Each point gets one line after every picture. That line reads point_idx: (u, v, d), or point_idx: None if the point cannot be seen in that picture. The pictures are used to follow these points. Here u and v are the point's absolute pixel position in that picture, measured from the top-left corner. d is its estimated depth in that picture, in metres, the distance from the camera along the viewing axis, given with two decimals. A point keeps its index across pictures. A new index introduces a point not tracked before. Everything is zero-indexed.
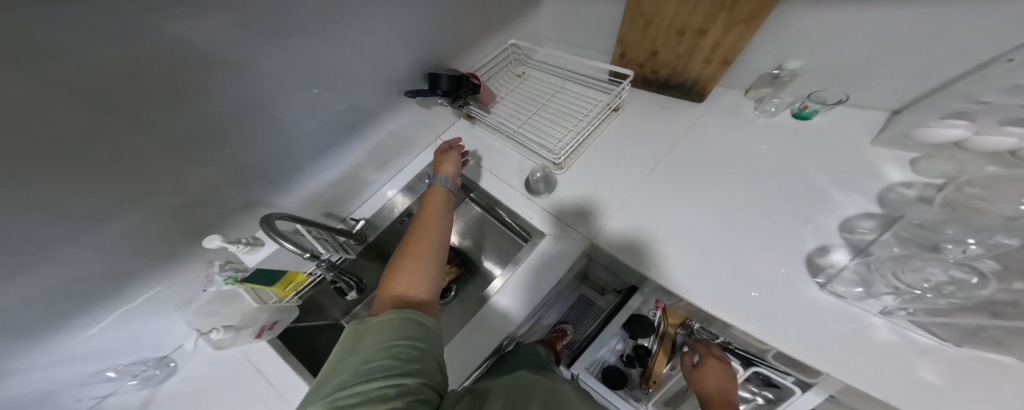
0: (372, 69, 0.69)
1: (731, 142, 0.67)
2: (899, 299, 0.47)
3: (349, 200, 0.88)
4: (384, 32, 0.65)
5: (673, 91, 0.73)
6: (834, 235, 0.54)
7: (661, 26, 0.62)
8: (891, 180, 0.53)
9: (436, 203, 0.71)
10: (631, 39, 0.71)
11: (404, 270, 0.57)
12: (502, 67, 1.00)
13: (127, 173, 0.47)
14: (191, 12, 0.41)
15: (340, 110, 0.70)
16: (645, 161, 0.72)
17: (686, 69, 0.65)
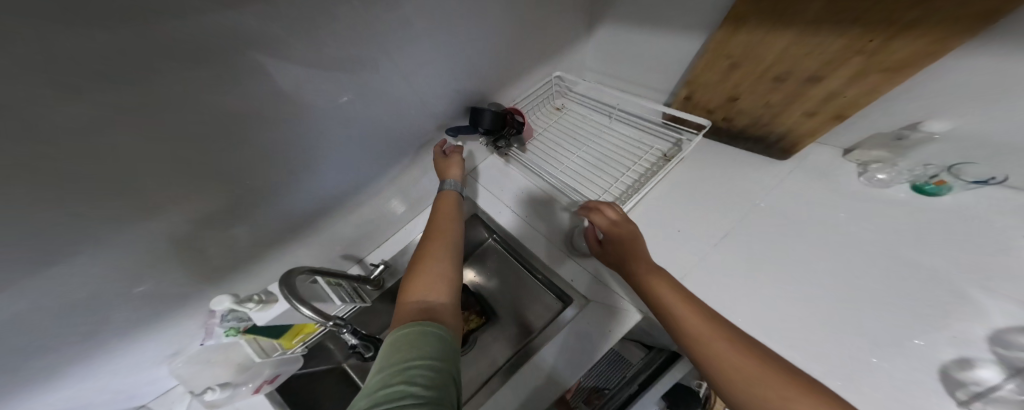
0: (412, 110, 0.62)
1: (822, 208, 0.57)
2: None
3: (370, 240, 0.80)
4: (430, 72, 0.58)
5: (748, 145, 0.65)
6: (979, 347, 0.40)
7: (752, 70, 0.53)
8: None
9: (448, 205, 0.65)
10: (706, 81, 0.62)
11: (421, 275, 0.49)
12: (542, 99, 0.92)
13: (127, 229, 0.40)
14: (234, 66, 0.34)
15: (372, 151, 0.63)
16: (711, 226, 0.61)
17: (772, 123, 0.56)
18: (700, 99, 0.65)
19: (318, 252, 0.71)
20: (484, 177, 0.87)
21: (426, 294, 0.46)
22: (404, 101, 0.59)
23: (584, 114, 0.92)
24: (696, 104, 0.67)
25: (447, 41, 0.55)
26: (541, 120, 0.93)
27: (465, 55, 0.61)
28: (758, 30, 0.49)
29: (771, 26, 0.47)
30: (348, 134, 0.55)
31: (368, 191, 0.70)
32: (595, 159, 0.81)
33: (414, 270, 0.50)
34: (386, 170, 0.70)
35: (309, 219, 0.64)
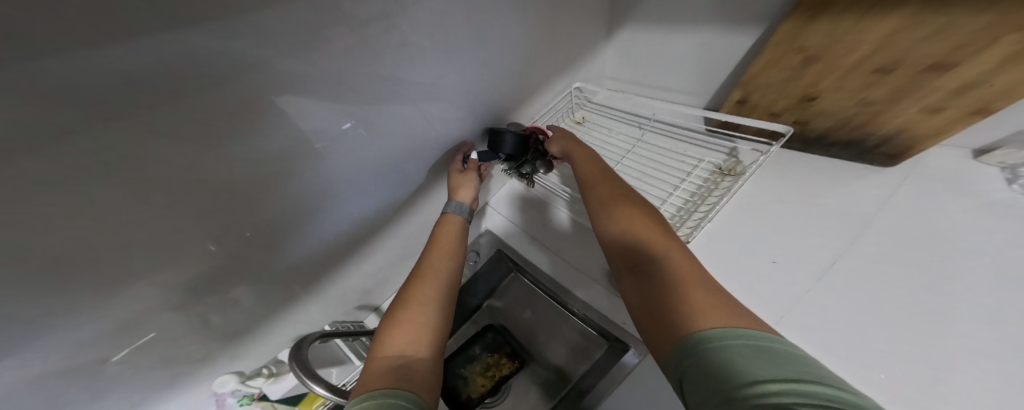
0: (425, 144, 0.57)
1: (916, 227, 0.49)
2: None
3: (386, 285, 0.76)
4: (443, 104, 0.53)
5: (832, 148, 0.54)
6: None
7: (840, 63, 0.43)
8: None
9: (445, 236, 0.59)
10: (767, 81, 0.52)
11: (404, 320, 0.43)
12: (563, 115, 0.85)
13: (119, 310, 0.35)
14: (233, 112, 0.28)
15: (387, 192, 0.58)
16: (797, 252, 0.54)
17: (873, 123, 0.46)
18: (757, 102, 0.56)
19: (334, 303, 0.66)
20: (511, 210, 0.85)
21: (402, 347, 0.39)
22: (417, 137, 0.54)
23: (611, 126, 0.82)
24: (754, 108, 0.57)
25: (463, 68, 0.50)
26: None
27: (480, 82, 0.56)
28: (848, 16, 0.40)
29: (871, 8, 0.37)
30: (359, 179, 0.50)
31: (384, 235, 0.65)
32: (634, 176, 0.72)
33: (395, 315, 0.44)
34: (401, 212, 0.65)
35: (323, 272, 0.59)
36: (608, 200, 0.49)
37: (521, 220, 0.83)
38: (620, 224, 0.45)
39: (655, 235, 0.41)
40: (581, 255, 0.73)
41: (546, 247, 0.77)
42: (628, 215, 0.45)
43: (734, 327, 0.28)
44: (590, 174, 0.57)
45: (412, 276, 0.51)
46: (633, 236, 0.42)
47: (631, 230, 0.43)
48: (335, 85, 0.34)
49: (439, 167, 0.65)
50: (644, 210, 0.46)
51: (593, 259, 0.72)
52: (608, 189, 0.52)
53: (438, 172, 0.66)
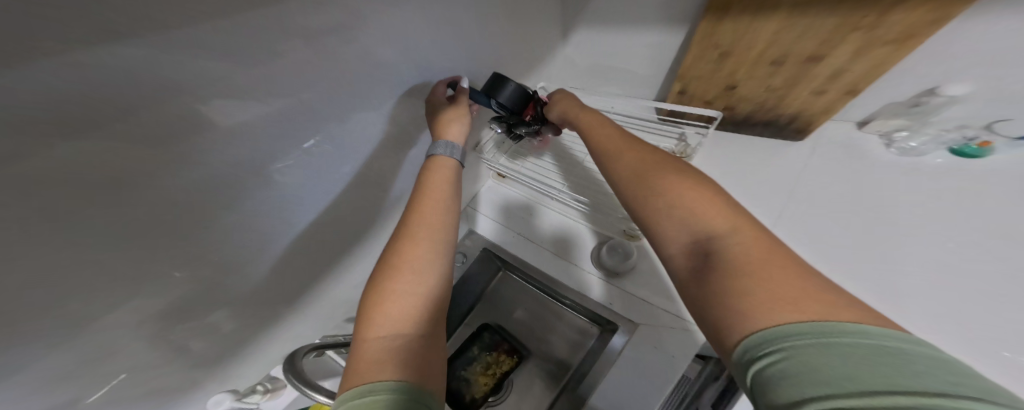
0: (391, 150, 0.58)
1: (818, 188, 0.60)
2: None
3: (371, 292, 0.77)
4: (405, 109, 0.55)
5: (755, 128, 0.62)
6: None
7: (746, 56, 0.50)
8: None
9: (435, 187, 0.48)
10: (698, 72, 0.58)
11: (393, 291, 0.37)
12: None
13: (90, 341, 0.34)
14: (179, 124, 0.30)
15: (360, 198, 0.59)
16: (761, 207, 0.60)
17: (781, 105, 0.54)
18: (694, 93, 0.62)
19: (319, 312, 0.67)
20: (489, 208, 0.88)
21: (396, 327, 0.34)
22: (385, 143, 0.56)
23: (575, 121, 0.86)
24: (693, 97, 0.63)
25: (422, 72, 0.52)
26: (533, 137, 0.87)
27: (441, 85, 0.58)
28: (750, 14, 0.44)
29: (759, 11, 0.43)
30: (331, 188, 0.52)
31: (363, 242, 0.66)
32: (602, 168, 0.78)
33: (383, 286, 0.37)
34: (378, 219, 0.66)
35: (306, 282, 0.59)
36: (638, 169, 0.40)
37: (503, 217, 0.86)
38: (655, 198, 0.35)
39: (713, 214, 0.31)
40: (563, 247, 0.79)
41: (536, 241, 0.82)
42: (667, 182, 0.36)
43: (830, 320, 0.20)
44: (615, 145, 0.46)
45: (399, 237, 0.43)
46: (679, 210, 0.33)
47: (675, 212, 0.33)
48: (291, 93, 0.37)
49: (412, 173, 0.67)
50: (692, 179, 0.36)
51: (575, 249, 0.78)
52: (637, 158, 0.42)
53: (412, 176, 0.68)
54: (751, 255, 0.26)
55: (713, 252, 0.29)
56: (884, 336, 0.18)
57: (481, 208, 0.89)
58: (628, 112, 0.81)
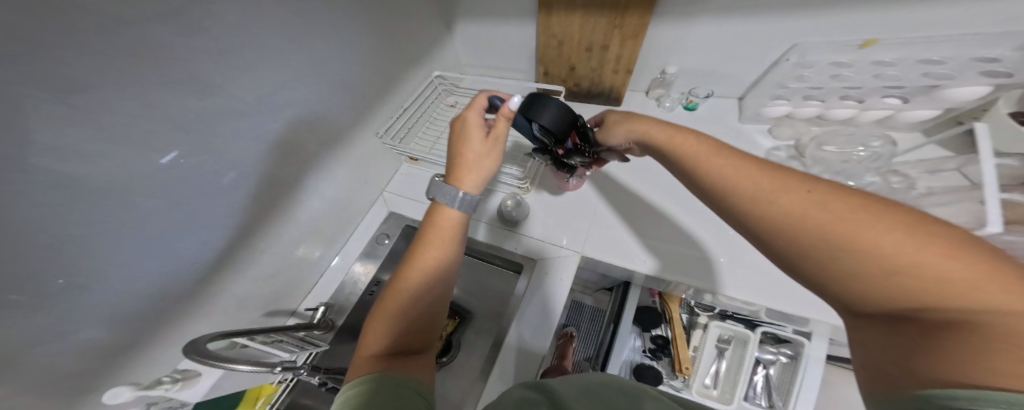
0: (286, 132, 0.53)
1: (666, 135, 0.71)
2: None
3: (297, 285, 0.67)
4: (283, 85, 0.50)
5: (595, 100, 0.78)
6: None
7: (572, 44, 0.66)
8: (765, 147, 0.62)
9: (431, 235, 0.44)
10: (549, 57, 0.72)
11: (387, 312, 0.42)
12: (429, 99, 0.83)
13: None
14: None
15: (258, 187, 0.52)
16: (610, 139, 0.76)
17: (602, 80, 0.71)
18: (551, 71, 0.75)
19: (229, 317, 0.55)
20: (393, 184, 0.84)
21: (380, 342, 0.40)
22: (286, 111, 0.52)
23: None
24: (552, 77, 0.76)
25: (307, 40, 0.52)
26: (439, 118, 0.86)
27: (336, 55, 0.58)
28: (569, 9, 0.60)
29: (571, 7, 0.59)
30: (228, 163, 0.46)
31: (272, 230, 0.57)
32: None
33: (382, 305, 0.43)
34: (291, 203, 0.59)
35: (209, 279, 0.50)
36: (812, 206, 0.23)
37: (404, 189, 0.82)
38: (820, 242, 0.22)
39: (914, 246, 0.19)
40: (467, 208, 0.78)
41: None
42: (838, 213, 0.22)
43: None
44: (738, 169, 0.29)
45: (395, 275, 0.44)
46: (858, 266, 0.21)
47: (867, 254, 0.20)
48: (156, 60, 0.35)
49: (317, 158, 0.62)
50: (906, 220, 0.20)
51: (479, 209, 0.76)
52: (813, 194, 0.24)
53: (326, 153, 0.63)
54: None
55: (947, 325, 0.18)
56: None
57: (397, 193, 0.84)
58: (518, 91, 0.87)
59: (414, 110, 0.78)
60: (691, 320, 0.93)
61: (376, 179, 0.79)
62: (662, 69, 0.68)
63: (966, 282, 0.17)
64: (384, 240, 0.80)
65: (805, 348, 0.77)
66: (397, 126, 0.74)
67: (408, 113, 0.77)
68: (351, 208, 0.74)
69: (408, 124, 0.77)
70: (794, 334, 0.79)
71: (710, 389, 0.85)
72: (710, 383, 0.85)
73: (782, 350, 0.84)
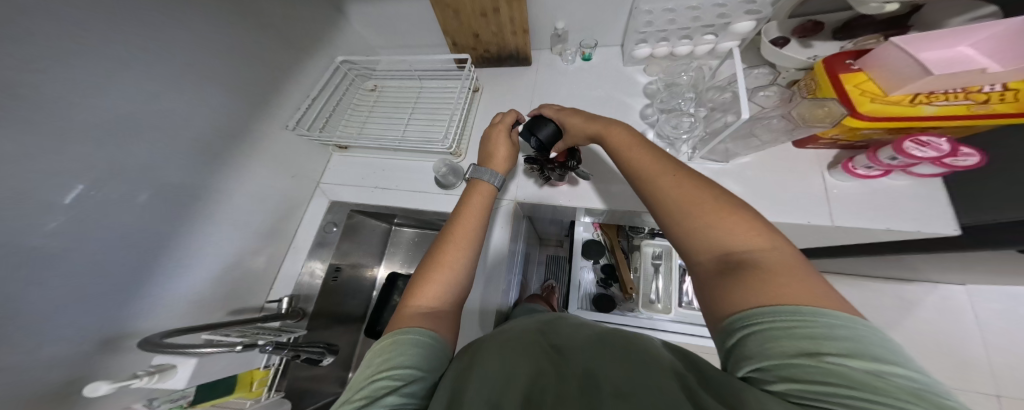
0: (204, 148, 0.56)
1: (572, 84, 0.79)
2: (693, 145, 0.64)
3: (255, 283, 0.74)
4: (186, 102, 0.52)
5: (506, 62, 0.84)
6: (642, 123, 0.71)
7: (467, 13, 0.69)
8: (643, 83, 0.75)
9: (475, 206, 0.47)
10: (451, 28, 0.75)
11: (432, 272, 0.43)
12: (342, 88, 0.81)
13: None
14: None
15: (192, 204, 0.56)
16: (524, 93, 0.81)
17: (506, 42, 0.76)
18: (458, 40, 0.78)
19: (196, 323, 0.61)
20: (335, 175, 0.89)
21: (429, 301, 0.41)
22: (193, 133, 0.54)
23: (399, 87, 0.86)
24: (463, 47, 0.81)
25: (190, 57, 0.51)
26: (361, 104, 0.84)
27: (225, 65, 0.57)
28: None
29: None
30: (153, 194, 0.50)
31: (213, 240, 0.61)
32: (424, 115, 0.79)
33: (434, 259, 0.44)
34: (231, 216, 0.64)
35: (166, 293, 0.55)
36: (686, 189, 0.39)
37: (344, 177, 0.88)
38: (691, 208, 0.37)
39: (702, 218, 0.36)
40: (409, 183, 0.84)
41: (389, 186, 0.84)
42: (687, 192, 0.38)
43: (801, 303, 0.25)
44: (653, 166, 0.43)
45: (441, 238, 0.45)
46: (702, 226, 0.35)
47: (688, 217, 0.37)
48: (47, 108, 0.38)
49: (245, 167, 0.64)
50: (731, 204, 0.36)
51: (419, 182, 0.83)
52: (681, 180, 0.40)
53: (251, 162, 0.66)
54: (776, 263, 0.29)
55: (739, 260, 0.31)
56: (812, 313, 0.24)
57: (340, 183, 0.87)
58: (435, 65, 0.85)
59: (326, 101, 0.77)
60: (629, 245, 1.01)
61: (305, 172, 0.81)
62: (554, 26, 0.76)
63: (736, 231, 0.33)
64: (332, 228, 0.87)
65: None
66: (312, 121, 0.73)
67: (321, 105, 0.76)
68: (286, 206, 0.79)
69: (324, 116, 0.76)
70: None
71: (654, 303, 0.92)
72: (655, 296, 0.93)
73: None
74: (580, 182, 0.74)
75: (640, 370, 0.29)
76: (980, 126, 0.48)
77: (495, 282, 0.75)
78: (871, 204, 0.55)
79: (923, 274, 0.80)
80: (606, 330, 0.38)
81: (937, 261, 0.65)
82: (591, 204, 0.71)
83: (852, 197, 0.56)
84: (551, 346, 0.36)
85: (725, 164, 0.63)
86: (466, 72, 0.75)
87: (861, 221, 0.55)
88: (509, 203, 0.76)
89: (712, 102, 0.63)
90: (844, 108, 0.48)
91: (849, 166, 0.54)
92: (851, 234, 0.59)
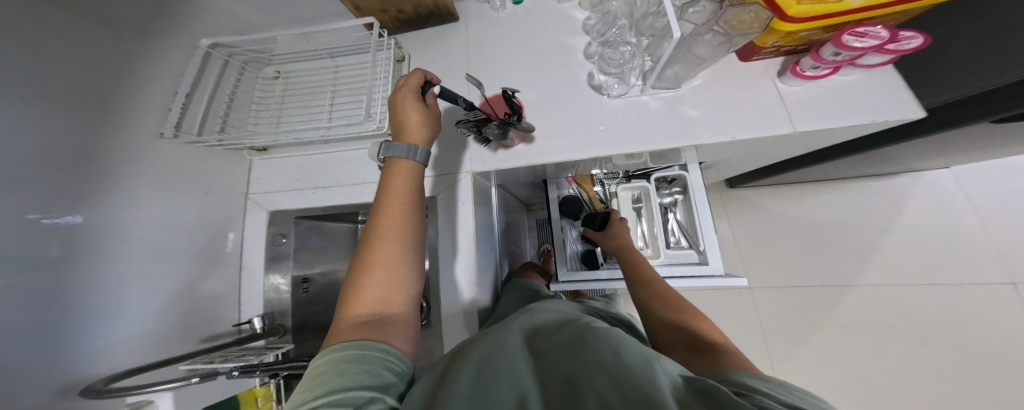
0: (102, 182, 0.49)
1: (506, 33, 0.71)
2: (639, 76, 0.59)
3: (215, 310, 0.70)
4: (58, 137, 0.44)
5: (428, 22, 0.73)
6: (585, 64, 0.65)
7: None
8: (580, 19, 0.68)
9: (396, 193, 0.41)
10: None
11: (365, 277, 0.38)
12: (233, 81, 0.68)
13: None
14: None
15: (109, 247, 0.50)
16: (458, 52, 0.72)
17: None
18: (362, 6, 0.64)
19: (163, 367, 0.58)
20: (266, 182, 0.80)
21: (372, 308, 0.37)
22: (73, 175, 0.46)
23: (307, 69, 0.74)
24: (369, 10, 0.67)
25: (20, 79, 0.41)
26: (266, 97, 0.73)
27: (73, 84, 0.46)
28: None
29: None
30: (58, 249, 0.44)
31: (146, 279, 0.55)
32: (346, 95, 0.69)
33: (363, 261, 0.39)
34: (157, 255, 0.58)
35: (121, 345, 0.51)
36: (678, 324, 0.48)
37: (274, 183, 0.79)
38: (681, 340, 0.46)
39: (682, 345, 0.45)
40: (354, 174, 0.76)
41: (331, 183, 0.77)
42: (682, 328, 0.47)
43: (729, 366, 0.35)
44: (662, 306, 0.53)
45: (367, 235, 0.40)
46: (683, 351, 0.44)
47: (676, 346, 0.46)
48: None
49: (153, 192, 0.57)
50: (710, 336, 0.44)
51: (365, 171, 0.76)
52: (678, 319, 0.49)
53: (159, 192, 0.58)
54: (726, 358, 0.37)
55: (706, 362, 0.39)
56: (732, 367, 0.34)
57: (275, 190, 0.79)
58: (340, 35, 0.73)
59: (215, 99, 0.65)
60: (606, 193, 0.91)
61: (221, 187, 0.72)
62: None
63: (704, 348, 0.41)
64: (281, 239, 0.81)
65: (687, 177, 0.76)
66: (206, 126, 0.63)
67: (212, 105, 0.64)
68: (217, 225, 0.72)
69: (219, 117, 0.65)
70: (678, 172, 0.78)
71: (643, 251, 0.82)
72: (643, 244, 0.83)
73: (674, 190, 0.81)
74: (533, 138, 0.64)
75: (624, 373, 0.26)
76: (912, 11, 0.44)
77: (469, 259, 0.71)
78: (847, 99, 0.49)
79: (900, 163, 0.80)
80: (585, 325, 0.36)
81: (906, 147, 0.64)
82: (559, 155, 0.61)
83: (816, 99, 0.51)
84: (531, 345, 0.36)
85: (677, 91, 0.57)
86: (385, 39, 0.64)
87: (831, 121, 0.49)
88: (466, 175, 0.70)
89: (646, 33, 0.59)
90: (770, 10, 0.44)
91: (796, 70, 0.50)
92: (819, 139, 0.54)
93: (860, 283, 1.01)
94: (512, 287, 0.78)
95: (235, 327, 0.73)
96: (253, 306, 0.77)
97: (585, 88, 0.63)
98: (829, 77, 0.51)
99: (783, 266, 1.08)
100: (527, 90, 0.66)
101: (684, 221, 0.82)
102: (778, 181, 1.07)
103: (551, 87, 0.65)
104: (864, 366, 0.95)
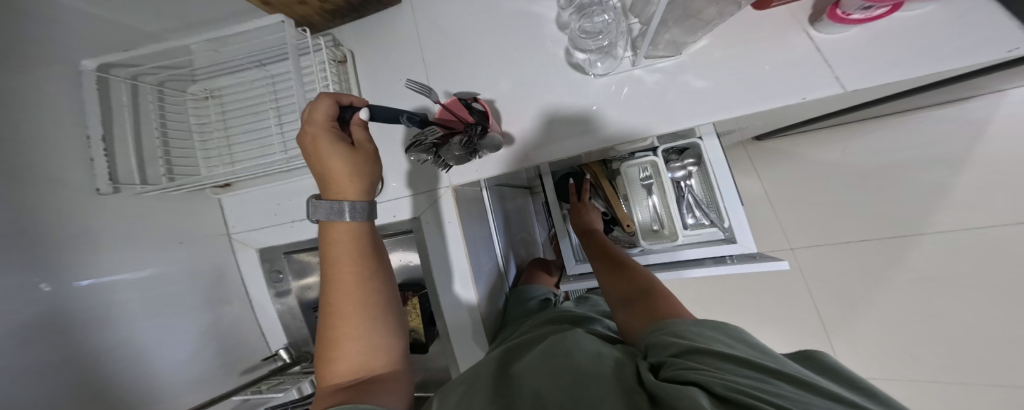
0: (96, 258, 0.48)
1: (459, 8, 0.59)
2: (629, 47, 0.48)
3: (242, 351, 0.71)
4: (43, 224, 0.42)
5: (363, 7, 0.61)
6: (559, 36, 0.53)
7: None
8: None
9: (342, 258, 0.35)
10: None
11: (337, 341, 0.34)
12: (158, 112, 0.59)
13: None
14: None
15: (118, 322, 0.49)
16: (409, 44, 0.61)
17: None
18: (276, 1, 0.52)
19: None
20: (246, 220, 0.76)
21: (354, 371, 0.33)
22: (64, 260, 0.44)
23: (241, 85, 0.65)
24: (282, 3, 0.54)
25: None
26: (207, 124, 0.65)
27: (20, 164, 0.41)
28: None
29: None
30: (82, 336, 0.44)
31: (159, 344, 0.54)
32: (293, 112, 0.61)
33: (329, 325, 0.34)
34: (162, 316, 0.56)
35: None
36: (625, 285, 0.46)
37: (256, 221, 0.76)
38: (626, 300, 0.44)
39: (628, 304, 0.43)
40: None
41: None
42: (629, 287, 0.45)
43: (668, 319, 0.34)
44: (614, 273, 0.51)
45: (325, 297, 0.35)
46: (628, 309, 0.42)
47: (621, 307, 0.44)
48: None
49: (137, 258, 0.55)
50: (653, 292, 0.42)
51: None
52: (625, 281, 0.47)
53: (143, 258, 0.56)
54: (670, 314, 0.35)
55: (651, 317, 0.36)
56: (671, 322, 0.33)
57: (256, 227, 0.76)
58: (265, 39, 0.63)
59: (144, 136, 0.57)
60: (612, 169, 0.84)
61: (196, 235, 0.69)
62: None
63: (649, 305, 0.39)
64: (279, 275, 0.79)
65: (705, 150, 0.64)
66: (147, 173, 0.57)
67: (143, 145, 0.56)
68: (209, 273, 0.69)
69: (160, 158, 0.59)
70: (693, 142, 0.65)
71: (658, 230, 0.74)
72: (658, 225, 0.74)
73: (687, 161, 0.69)
74: (513, 137, 0.55)
75: (581, 392, 0.27)
76: None
77: (467, 272, 0.66)
78: (917, 35, 0.37)
79: (977, 88, 0.64)
80: (555, 347, 0.36)
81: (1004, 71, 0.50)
82: (547, 150, 0.53)
83: (861, 48, 0.39)
84: (507, 373, 0.37)
85: (678, 58, 0.46)
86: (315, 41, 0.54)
87: (891, 74, 0.37)
88: (446, 190, 0.64)
89: None
90: None
91: (837, 13, 0.37)
92: (877, 90, 0.43)
93: (926, 229, 0.90)
94: (516, 296, 0.80)
95: (266, 359, 0.75)
96: (277, 338, 0.79)
97: (564, 70, 0.52)
98: (885, 16, 0.38)
99: (825, 220, 0.98)
100: (495, 78, 0.56)
101: (701, 194, 0.73)
102: (812, 127, 0.93)
103: (523, 71, 0.55)
104: (927, 316, 0.89)
